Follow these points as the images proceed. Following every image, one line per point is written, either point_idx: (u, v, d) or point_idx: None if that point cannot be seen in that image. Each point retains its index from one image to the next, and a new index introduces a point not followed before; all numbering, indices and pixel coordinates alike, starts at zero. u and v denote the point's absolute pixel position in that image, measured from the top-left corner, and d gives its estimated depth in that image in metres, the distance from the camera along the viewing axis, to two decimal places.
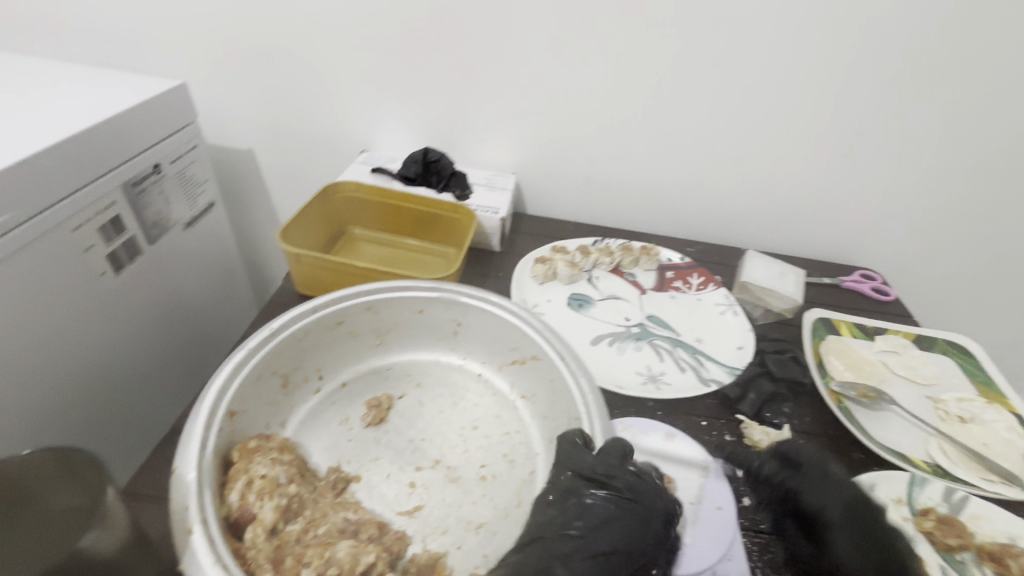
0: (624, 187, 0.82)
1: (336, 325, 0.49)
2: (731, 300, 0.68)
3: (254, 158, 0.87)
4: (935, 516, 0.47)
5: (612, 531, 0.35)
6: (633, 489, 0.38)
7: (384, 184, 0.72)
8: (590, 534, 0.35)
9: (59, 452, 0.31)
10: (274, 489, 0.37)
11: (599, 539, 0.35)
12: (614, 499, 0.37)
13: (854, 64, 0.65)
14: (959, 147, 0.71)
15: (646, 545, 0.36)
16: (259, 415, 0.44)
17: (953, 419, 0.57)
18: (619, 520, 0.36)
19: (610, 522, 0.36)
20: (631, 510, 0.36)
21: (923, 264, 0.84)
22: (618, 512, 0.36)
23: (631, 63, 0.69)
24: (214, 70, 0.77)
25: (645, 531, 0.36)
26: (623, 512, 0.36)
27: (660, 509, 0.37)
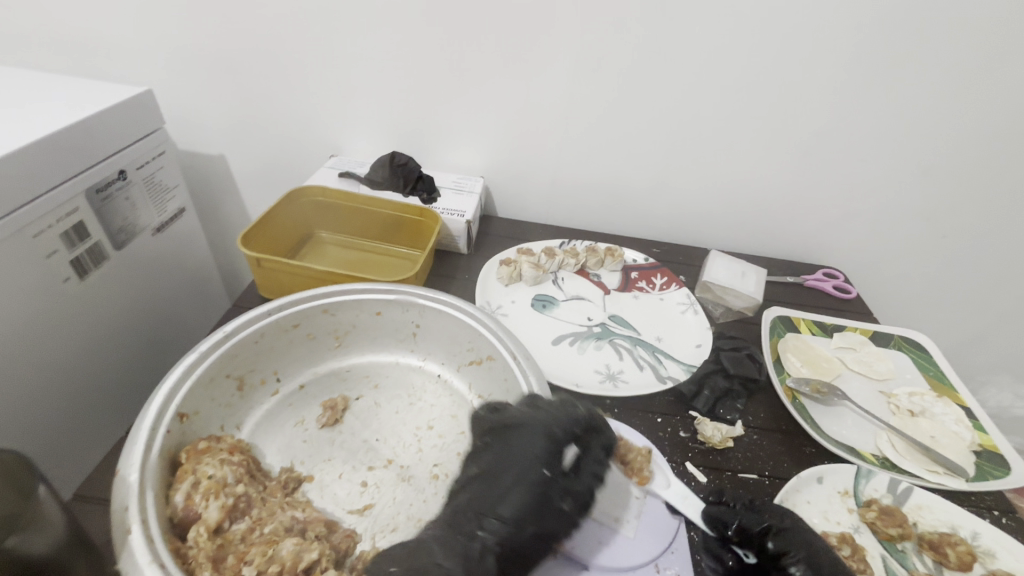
0: (592, 190, 0.83)
1: (293, 328, 0.50)
2: (692, 300, 0.69)
3: (225, 163, 0.87)
4: (878, 507, 0.48)
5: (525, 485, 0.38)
6: (518, 420, 0.41)
7: (351, 188, 0.73)
8: (487, 468, 0.39)
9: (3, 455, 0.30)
10: (221, 489, 0.38)
11: (491, 465, 0.39)
12: (504, 434, 0.41)
13: (809, 68, 0.67)
14: (915, 148, 0.72)
15: (529, 458, 0.38)
16: (213, 417, 0.44)
17: (903, 413, 0.59)
18: (507, 447, 0.40)
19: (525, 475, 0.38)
20: (514, 436, 0.40)
21: (885, 262, 0.86)
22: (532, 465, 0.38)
23: (593, 67, 0.70)
24: (182, 76, 0.77)
25: (530, 445, 0.39)
26: (509, 441, 0.40)
27: (541, 426, 0.40)
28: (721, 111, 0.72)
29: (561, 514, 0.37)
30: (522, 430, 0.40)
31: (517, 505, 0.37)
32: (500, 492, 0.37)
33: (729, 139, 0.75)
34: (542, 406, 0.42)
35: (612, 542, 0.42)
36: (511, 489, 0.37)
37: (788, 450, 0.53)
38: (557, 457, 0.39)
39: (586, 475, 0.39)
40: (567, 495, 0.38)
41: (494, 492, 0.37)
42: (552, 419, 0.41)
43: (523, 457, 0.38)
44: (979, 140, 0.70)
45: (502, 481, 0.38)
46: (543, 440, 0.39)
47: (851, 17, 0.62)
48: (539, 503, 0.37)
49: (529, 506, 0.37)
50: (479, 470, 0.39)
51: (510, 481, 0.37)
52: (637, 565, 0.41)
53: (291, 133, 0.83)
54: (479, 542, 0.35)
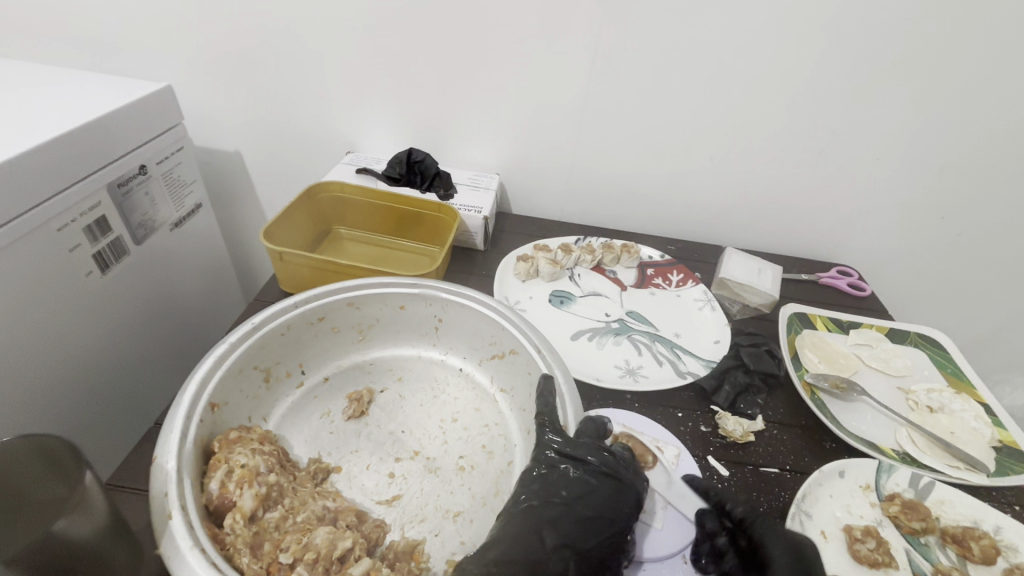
0: (607, 186, 0.83)
1: (317, 321, 0.51)
2: (709, 296, 0.70)
3: (241, 159, 0.88)
4: (900, 501, 0.48)
5: (594, 500, 0.38)
6: (609, 464, 0.40)
7: (369, 184, 0.73)
8: (576, 501, 0.38)
9: (38, 440, 0.32)
10: (254, 478, 0.38)
11: (585, 508, 0.37)
12: (598, 475, 0.39)
13: (827, 64, 0.67)
14: (932, 145, 0.72)
15: (626, 518, 0.38)
16: (241, 407, 0.45)
17: (921, 409, 0.59)
18: (607, 492, 0.39)
19: (590, 492, 0.38)
20: (608, 481, 0.39)
21: (897, 259, 0.86)
22: (596, 484, 0.39)
23: (610, 64, 0.70)
24: (199, 72, 0.78)
25: (622, 498, 0.39)
26: (604, 488, 0.39)
27: (634, 487, 0.40)
28: (738, 109, 0.72)
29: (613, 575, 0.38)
30: (618, 480, 0.40)
31: (598, 544, 0.36)
32: (597, 543, 0.36)
33: (744, 137, 0.75)
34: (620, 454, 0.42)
35: (640, 534, 0.42)
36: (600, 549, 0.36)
37: (808, 445, 0.53)
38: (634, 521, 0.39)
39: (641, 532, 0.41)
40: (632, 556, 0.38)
41: (589, 544, 0.36)
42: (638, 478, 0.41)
43: (609, 499, 0.38)
44: (995, 136, 0.70)
45: (595, 533, 0.37)
46: (632, 500, 0.39)
47: (870, 13, 0.62)
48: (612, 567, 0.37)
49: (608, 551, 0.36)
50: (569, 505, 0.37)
51: (604, 537, 0.37)
52: (665, 556, 0.41)
53: (307, 129, 0.83)
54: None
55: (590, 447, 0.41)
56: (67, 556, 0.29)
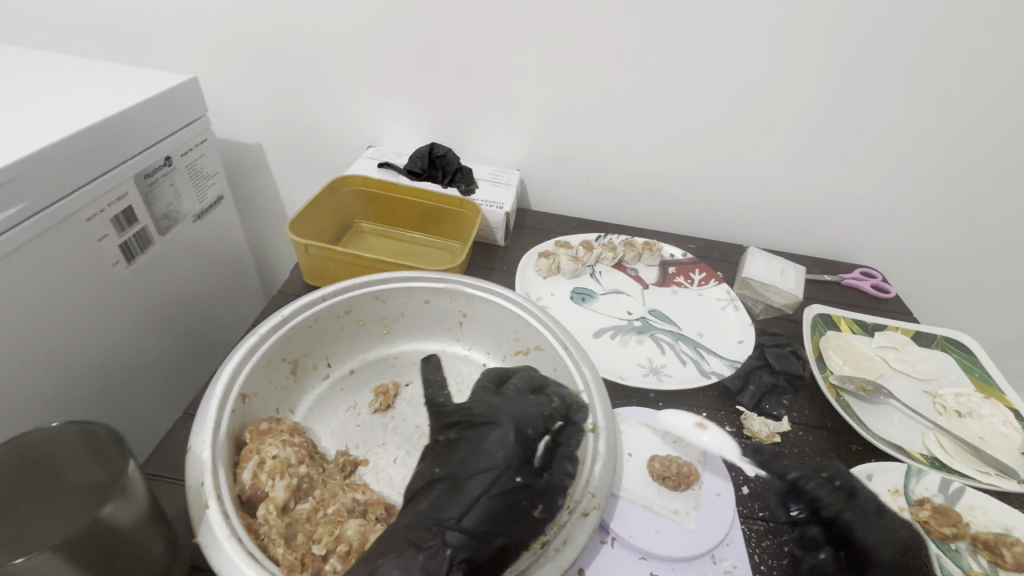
0: (628, 184, 0.83)
1: (344, 314, 0.51)
2: (732, 296, 0.69)
3: (261, 152, 0.88)
4: (931, 506, 0.47)
5: (472, 458, 0.38)
6: (484, 412, 0.41)
7: (391, 178, 0.73)
8: (456, 468, 0.37)
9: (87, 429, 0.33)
10: (285, 469, 0.38)
11: (453, 468, 0.38)
12: (465, 433, 0.40)
13: (860, 61, 0.66)
14: (961, 144, 0.71)
15: (499, 462, 0.37)
16: (270, 399, 0.45)
17: (950, 413, 0.58)
18: (477, 447, 0.38)
19: (470, 452, 0.38)
20: (480, 435, 0.39)
21: (922, 261, 0.85)
22: (473, 437, 0.39)
23: (636, 59, 0.70)
24: (224, 64, 0.78)
25: (497, 445, 0.38)
26: (480, 436, 0.39)
27: (508, 418, 0.40)
28: (765, 108, 0.71)
29: (530, 521, 0.36)
30: (488, 427, 0.40)
31: (479, 512, 0.35)
32: (464, 498, 0.35)
33: (769, 135, 0.74)
34: (508, 399, 0.42)
35: (669, 534, 0.42)
36: (478, 496, 0.35)
37: (834, 447, 0.53)
38: (524, 461, 0.38)
39: (558, 473, 0.39)
40: (536, 499, 0.37)
41: (457, 499, 0.36)
42: (517, 415, 0.41)
43: (487, 454, 0.38)
44: None
45: (466, 487, 0.36)
46: (513, 442, 0.39)
47: (906, 9, 0.61)
48: (509, 509, 0.36)
49: (494, 513, 0.35)
50: (442, 472, 0.37)
51: (475, 485, 0.36)
52: (695, 556, 0.41)
53: (328, 122, 0.83)
54: (443, 557, 0.33)
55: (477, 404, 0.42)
56: (111, 543, 0.29)
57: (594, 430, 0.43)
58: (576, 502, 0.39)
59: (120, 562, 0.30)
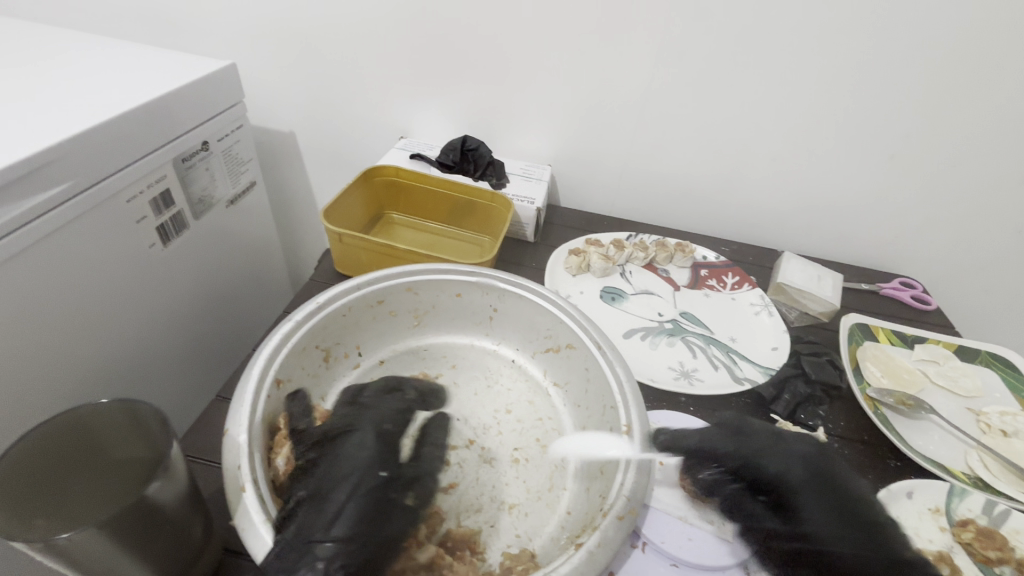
0: (660, 184, 0.81)
1: (376, 305, 0.50)
2: (767, 301, 0.67)
3: (293, 141, 0.89)
4: (974, 528, 0.45)
5: (327, 466, 0.37)
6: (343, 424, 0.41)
7: (423, 169, 0.73)
8: (316, 485, 0.36)
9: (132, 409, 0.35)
10: (317, 456, 0.38)
11: (320, 483, 0.36)
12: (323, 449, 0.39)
13: (915, 61, 0.63)
14: (1013, 154, 0.68)
15: (359, 464, 0.37)
16: (302, 385, 0.45)
17: (994, 431, 0.56)
18: (331, 463, 0.37)
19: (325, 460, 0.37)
20: (336, 446, 0.39)
21: (964, 273, 0.82)
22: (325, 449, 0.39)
23: (680, 52, 0.68)
24: (261, 49, 0.78)
25: (354, 449, 0.38)
26: (339, 447, 0.38)
27: (370, 427, 0.40)
28: (812, 107, 0.69)
29: (403, 510, 0.36)
30: (346, 434, 0.40)
31: (351, 518, 0.33)
32: (330, 508, 0.34)
33: (810, 138, 0.72)
34: (366, 408, 0.43)
35: (703, 542, 0.41)
36: (344, 503, 0.34)
37: (871, 462, 0.51)
38: (387, 459, 0.38)
39: (434, 461, 0.41)
40: (406, 488, 0.37)
41: (323, 510, 0.34)
42: (375, 419, 0.41)
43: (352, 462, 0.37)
44: None
45: (332, 495, 0.35)
46: (373, 442, 0.39)
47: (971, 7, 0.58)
48: (380, 505, 0.35)
49: (365, 514, 0.34)
50: (304, 487, 0.35)
51: (339, 494, 0.35)
52: (728, 565, 0.40)
53: (360, 114, 0.83)
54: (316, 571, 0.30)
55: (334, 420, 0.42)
56: (153, 520, 0.29)
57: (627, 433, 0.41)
58: (610, 504, 0.37)
59: (161, 542, 0.30)
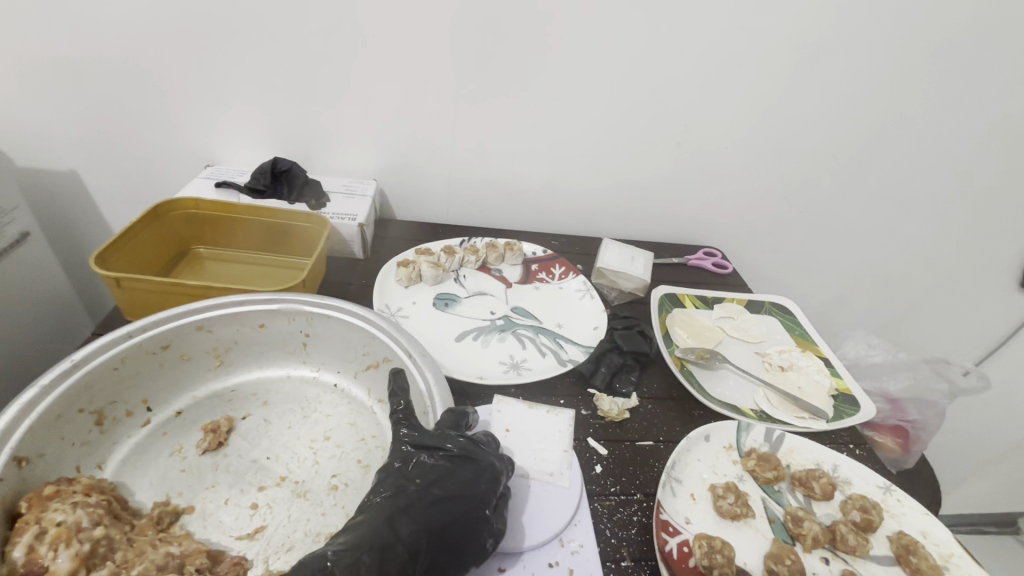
0: (488, 188, 0.84)
1: (161, 351, 0.46)
2: (588, 286, 0.72)
3: (79, 180, 0.78)
4: (756, 455, 0.53)
5: (412, 505, 0.35)
6: (433, 467, 0.38)
7: (229, 198, 0.68)
8: (406, 507, 0.35)
9: None
10: (73, 535, 0.33)
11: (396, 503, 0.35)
12: (419, 472, 0.38)
13: (678, 62, 0.72)
14: (767, 137, 0.81)
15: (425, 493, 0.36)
16: (64, 458, 0.39)
17: (774, 369, 0.65)
18: (408, 491, 0.36)
19: (406, 496, 0.36)
20: (431, 473, 0.38)
21: (755, 238, 0.95)
22: (411, 489, 0.36)
23: (480, 59, 0.70)
24: (9, 75, 0.67)
25: (441, 486, 0.37)
26: (405, 489, 0.36)
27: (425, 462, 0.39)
28: (605, 103, 0.75)
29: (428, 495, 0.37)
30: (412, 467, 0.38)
31: (419, 525, 0.34)
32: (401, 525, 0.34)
33: (609, 133, 0.79)
34: (426, 434, 0.41)
35: (524, 525, 0.43)
36: (408, 518, 0.34)
37: (679, 415, 0.57)
38: (428, 477, 0.37)
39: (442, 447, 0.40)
40: (437, 481, 0.37)
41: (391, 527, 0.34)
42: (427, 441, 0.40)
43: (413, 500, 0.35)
44: (824, 119, 0.80)
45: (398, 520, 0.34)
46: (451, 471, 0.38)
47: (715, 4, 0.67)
48: (421, 501, 0.36)
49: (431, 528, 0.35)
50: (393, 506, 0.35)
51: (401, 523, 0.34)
52: (545, 539, 0.43)
53: (154, 142, 0.75)
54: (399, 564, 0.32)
55: (438, 436, 0.40)
56: None
57: None
58: None
59: None
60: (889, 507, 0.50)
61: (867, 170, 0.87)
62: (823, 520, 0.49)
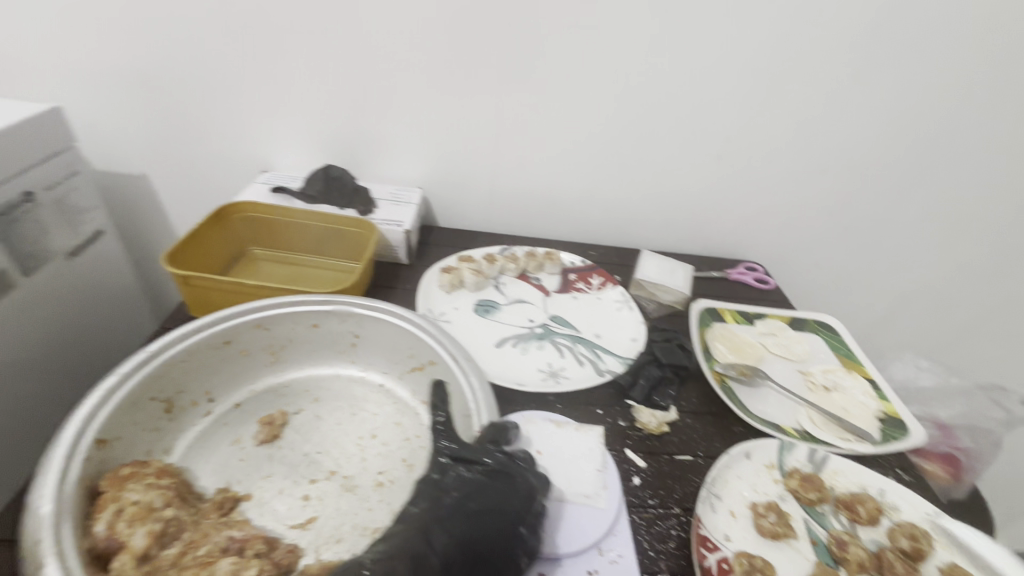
0: (528, 198, 0.85)
1: (224, 345, 0.49)
2: (627, 297, 0.73)
3: (148, 184, 0.84)
4: (799, 475, 0.52)
5: (448, 519, 0.36)
6: (471, 481, 0.39)
7: (284, 202, 0.71)
8: (441, 520, 0.35)
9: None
10: (148, 515, 0.36)
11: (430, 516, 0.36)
12: (455, 485, 0.38)
13: (721, 75, 0.72)
14: (812, 151, 0.80)
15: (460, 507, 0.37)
16: (139, 441, 0.42)
17: (818, 388, 0.64)
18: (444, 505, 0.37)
19: (441, 509, 0.36)
20: (468, 487, 0.38)
21: (799, 254, 0.93)
22: (447, 502, 0.37)
23: (524, 72, 0.72)
24: (90, 84, 0.73)
25: (477, 500, 0.37)
26: (440, 503, 0.37)
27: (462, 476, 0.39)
28: (646, 116, 0.76)
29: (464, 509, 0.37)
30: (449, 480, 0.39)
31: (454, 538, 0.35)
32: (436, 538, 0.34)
33: (650, 146, 0.79)
34: (464, 447, 0.41)
35: (562, 533, 0.44)
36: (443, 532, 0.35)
37: (718, 430, 0.57)
38: (465, 491, 0.38)
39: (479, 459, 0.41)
40: (473, 496, 0.38)
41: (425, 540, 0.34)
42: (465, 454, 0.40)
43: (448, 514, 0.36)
44: (872, 133, 0.78)
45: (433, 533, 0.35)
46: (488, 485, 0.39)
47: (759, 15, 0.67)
48: (455, 516, 0.36)
49: (465, 542, 0.35)
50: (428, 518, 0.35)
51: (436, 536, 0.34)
52: (583, 548, 0.43)
53: (216, 148, 0.80)
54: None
55: (477, 450, 0.41)
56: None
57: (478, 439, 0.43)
58: None
59: None
60: (940, 537, 0.48)
61: (918, 186, 0.85)
62: (869, 545, 0.48)
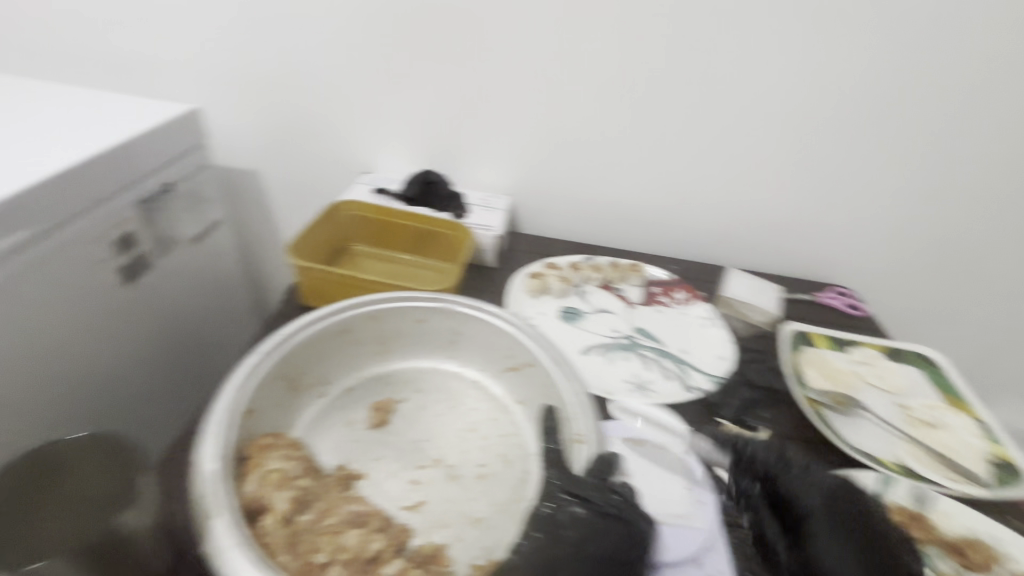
0: (614, 210, 0.86)
1: (342, 333, 0.53)
2: (713, 314, 0.72)
3: (258, 180, 0.91)
4: (905, 512, 0.50)
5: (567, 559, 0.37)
6: (587, 520, 0.39)
7: (385, 203, 0.76)
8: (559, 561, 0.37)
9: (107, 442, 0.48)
10: (286, 482, 0.40)
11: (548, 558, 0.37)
12: (571, 521, 0.39)
13: (818, 93, 0.72)
14: (914, 173, 0.77)
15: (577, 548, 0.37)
16: (272, 415, 0.47)
17: (919, 424, 0.61)
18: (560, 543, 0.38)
19: (559, 547, 0.37)
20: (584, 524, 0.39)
21: (895, 282, 0.89)
22: (564, 539, 0.38)
23: (618, 85, 0.74)
24: (221, 85, 0.81)
25: (594, 539, 0.38)
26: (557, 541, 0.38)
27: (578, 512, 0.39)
28: (739, 132, 0.76)
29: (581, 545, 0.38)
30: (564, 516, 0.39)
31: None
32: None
33: (741, 162, 0.79)
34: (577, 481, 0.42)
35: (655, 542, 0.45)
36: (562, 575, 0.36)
37: (811, 456, 0.55)
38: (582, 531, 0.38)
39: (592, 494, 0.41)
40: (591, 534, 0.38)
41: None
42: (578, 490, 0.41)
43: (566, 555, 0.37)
44: (982, 157, 0.75)
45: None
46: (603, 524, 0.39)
47: (861, 25, 0.67)
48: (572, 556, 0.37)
49: None
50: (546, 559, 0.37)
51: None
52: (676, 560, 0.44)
53: (323, 149, 0.86)
54: None
55: (591, 487, 0.41)
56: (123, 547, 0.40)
57: (582, 442, 0.46)
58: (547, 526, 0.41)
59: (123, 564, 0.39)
60: None
61: None
62: None
